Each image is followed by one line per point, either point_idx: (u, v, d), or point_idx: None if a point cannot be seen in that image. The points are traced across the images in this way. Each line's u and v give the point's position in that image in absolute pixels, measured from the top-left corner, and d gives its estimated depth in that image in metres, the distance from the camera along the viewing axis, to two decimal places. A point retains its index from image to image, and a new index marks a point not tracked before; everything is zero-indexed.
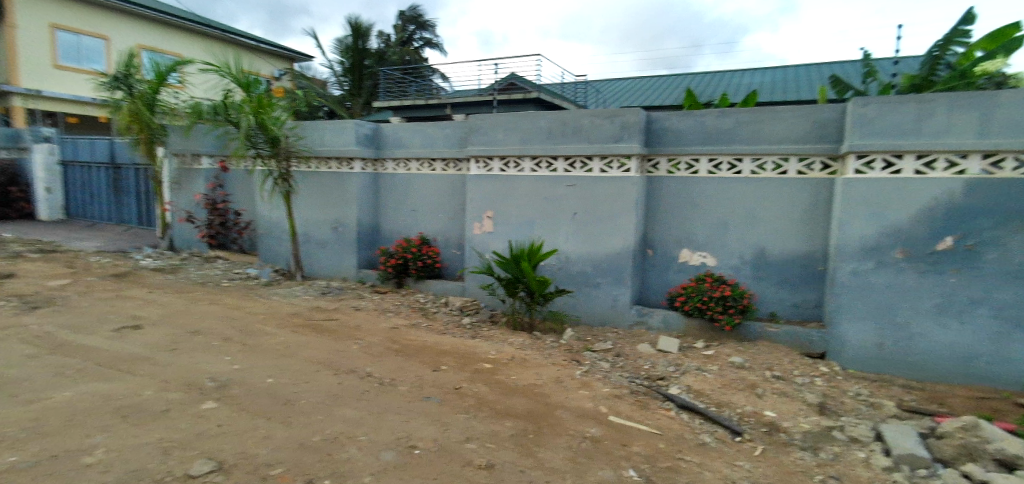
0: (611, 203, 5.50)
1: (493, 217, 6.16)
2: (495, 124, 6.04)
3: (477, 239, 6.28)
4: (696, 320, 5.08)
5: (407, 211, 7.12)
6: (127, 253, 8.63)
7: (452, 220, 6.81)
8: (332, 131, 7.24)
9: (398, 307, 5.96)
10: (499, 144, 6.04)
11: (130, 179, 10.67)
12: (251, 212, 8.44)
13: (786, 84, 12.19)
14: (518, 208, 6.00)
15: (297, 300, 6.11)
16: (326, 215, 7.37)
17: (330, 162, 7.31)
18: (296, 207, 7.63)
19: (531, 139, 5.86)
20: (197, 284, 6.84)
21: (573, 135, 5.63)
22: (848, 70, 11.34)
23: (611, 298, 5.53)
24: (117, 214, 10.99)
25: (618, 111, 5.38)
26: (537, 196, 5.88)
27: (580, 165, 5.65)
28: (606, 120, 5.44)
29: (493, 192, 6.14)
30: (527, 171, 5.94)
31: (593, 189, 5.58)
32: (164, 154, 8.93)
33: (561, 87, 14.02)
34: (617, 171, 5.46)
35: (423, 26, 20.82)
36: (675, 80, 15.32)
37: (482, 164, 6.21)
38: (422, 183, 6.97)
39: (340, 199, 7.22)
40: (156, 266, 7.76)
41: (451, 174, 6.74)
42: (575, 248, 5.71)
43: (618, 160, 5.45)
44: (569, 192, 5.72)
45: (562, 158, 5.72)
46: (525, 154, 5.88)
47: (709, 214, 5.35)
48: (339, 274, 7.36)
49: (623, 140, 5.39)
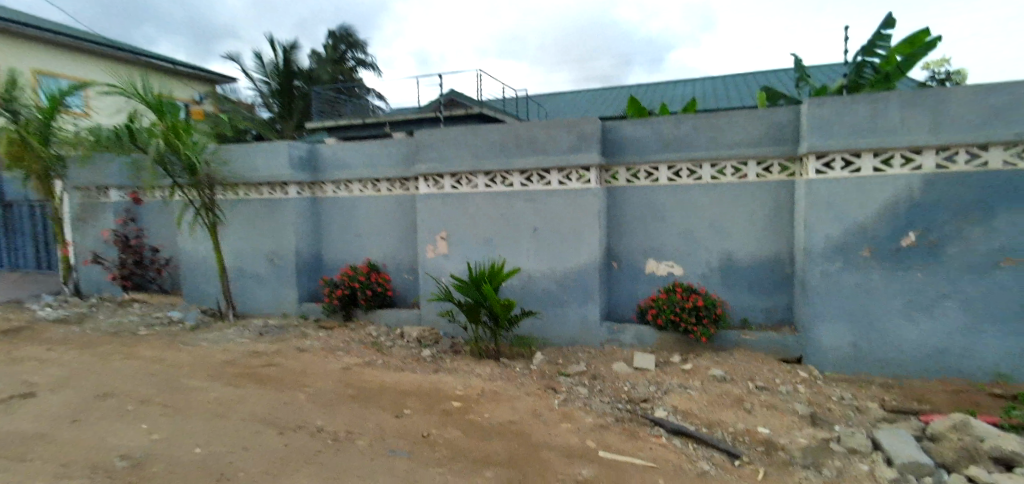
0: (572, 217, 5.23)
1: (447, 237, 5.75)
2: (443, 139, 5.67)
3: (432, 262, 5.84)
4: (670, 333, 4.85)
5: (351, 237, 6.58)
6: (22, 303, 7.52)
7: (401, 244, 6.34)
8: (262, 153, 6.61)
9: (349, 343, 5.40)
10: (449, 159, 5.67)
11: (23, 218, 9.44)
12: (172, 248, 7.63)
13: (725, 93, 12.51)
14: (474, 226, 5.63)
15: (231, 344, 5.43)
16: (259, 246, 6.70)
17: (262, 188, 6.66)
18: (225, 239, 6.90)
19: (482, 154, 5.52)
20: (110, 334, 5.98)
21: (527, 147, 5.34)
22: (781, 78, 11.78)
23: (579, 316, 5.24)
24: (8, 257, 9.71)
25: (573, 120, 5.16)
26: (493, 213, 5.54)
27: (537, 178, 5.36)
28: (561, 131, 5.20)
29: (446, 212, 5.74)
30: (480, 187, 5.59)
31: (552, 203, 5.31)
32: (64, 189, 7.97)
33: (502, 102, 13.85)
34: (576, 183, 5.22)
35: (355, 45, 20.17)
36: (614, 92, 15.51)
37: (433, 181, 5.80)
38: (366, 205, 6.46)
39: (275, 228, 6.58)
40: (59, 316, 6.76)
41: (398, 194, 6.30)
42: (537, 265, 5.40)
43: (577, 171, 5.21)
44: (527, 207, 5.41)
45: (517, 171, 5.41)
46: (478, 169, 5.53)
47: (672, 222, 5.19)
48: (278, 310, 6.68)
49: (580, 151, 5.16)
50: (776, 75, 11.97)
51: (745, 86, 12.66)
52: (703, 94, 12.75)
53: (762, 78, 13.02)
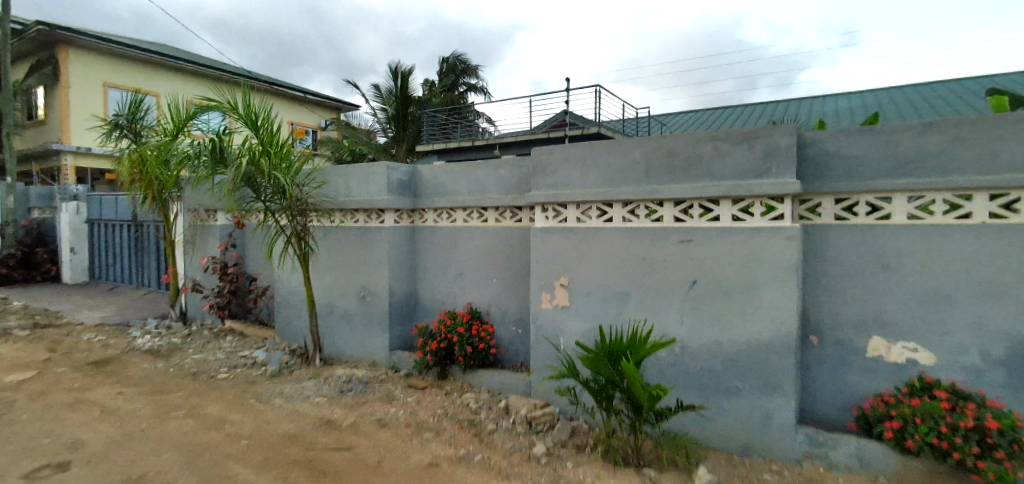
0: (751, 268, 3.67)
1: (568, 285, 4.41)
2: (568, 159, 4.40)
3: (547, 316, 4.52)
4: (924, 461, 3.12)
5: (451, 276, 5.48)
6: (128, 327, 7.31)
7: (510, 289, 5.11)
8: (359, 176, 5.80)
9: (440, 420, 4.21)
10: (575, 184, 4.36)
11: (150, 239, 9.62)
12: (268, 277, 7.06)
13: (921, 106, 9.97)
14: (605, 272, 4.24)
15: (306, 406, 4.49)
16: (351, 282, 5.84)
17: (357, 214, 5.83)
18: (315, 272, 6.15)
19: (621, 177, 4.15)
20: (188, 376, 5.35)
21: (685, 170, 3.88)
22: (1016, 82, 9.12)
23: (762, 411, 3.64)
24: (138, 276, 9.98)
25: (757, 132, 3.65)
26: (631, 255, 4.12)
27: (698, 211, 3.86)
28: (739, 146, 3.70)
29: (567, 252, 4.41)
30: (615, 221, 4.20)
31: (719, 247, 3.77)
32: (178, 210, 7.81)
33: (623, 124, 12.42)
34: (761, 220, 3.64)
35: (468, 70, 19.89)
36: (757, 109, 13.38)
37: (552, 212, 4.52)
38: (470, 239, 5.33)
39: (367, 261, 5.68)
40: (151, 347, 6.34)
41: (509, 226, 5.09)
42: (696, 333, 3.86)
43: (761, 203, 3.65)
44: (682, 250, 3.90)
45: (668, 200, 3.96)
46: (613, 198, 4.15)
47: (913, 283, 3.46)
48: (367, 358, 5.74)
49: (769, 175, 3.60)
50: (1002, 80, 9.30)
51: (946, 95, 10.05)
52: (885, 109, 10.32)
53: (967, 84, 10.32)
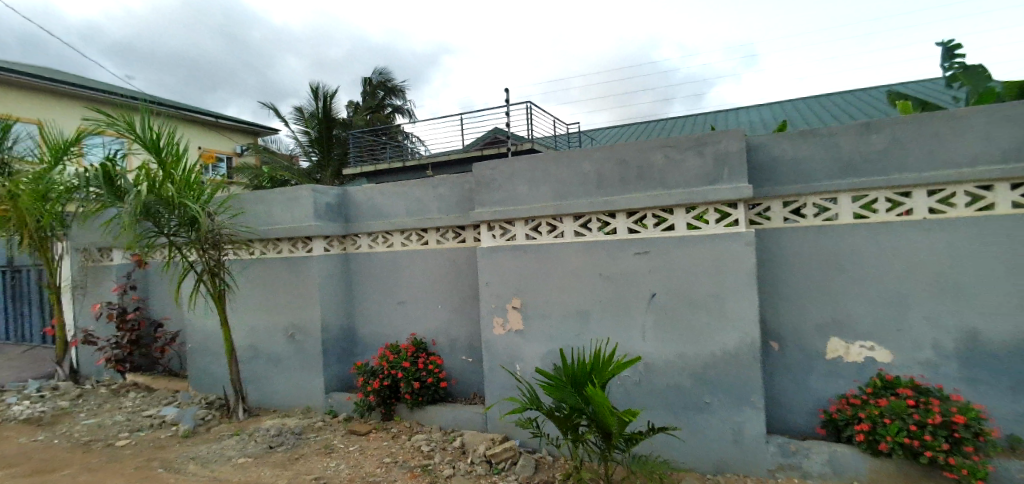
0: (710, 277, 3.56)
1: (521, 307, 4.14)
2: (513, 174, 4.16)
3: (500, 342, 4.22)
4: (895, 462, 3.07)
5: (390, 306, 5.05)
6: (2, 393, 6.20)
7: (457, 315, 4.75)
8: (281, 202, 5.25)
9: (389, 469, 3.77)
10: (522, 200, 4.13)
11: (30, 285, 8.34)
12: (178, 320, 6.25)
13: (828, 114, 10.62)
14: (559, 291, 4.01)
15: (229, 471, 3.88)
16: (277, 320, 5.24)
17: (281, 244, 5.27)
18: (235, 311, 5.50)
19: (570, 190, 3.97)
20: (80, 448, 4.53)
21: (637, 179, 3.76)
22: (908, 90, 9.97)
23: (732, 426, 3.52)
24: (16, 329, 8.61)
25: (706, 137, 3.59)
26: (586, 271, 3.91)
27: (652, 220, 3.74)
28: (690, 153, 3.62)
29: (518, 272, 4.15)
30: (567, 236, 4.00)
31: (676, 258, 3.64)
32: (64, 250, 6.79)
33: (555, 140, 12.44)
34: (716, 227, 3.57)
35: (392, 91, 19.42)
36: (680, 122, 13.88)
37: (499, 230, 4.25)
38: (409, 264, 4.94)
39: (295, 296, 5.13)
40: (32, 414, 5.37)
41: (451, 247, 4.76)
42: (659, 349, 3.71)
43: (715, 209, 3.58)
44: (638, 262, 3.75)
45: (621, 212, 3.81)
46: (564, 212, 3.95)
47: (865, 282, 3.47)
48: (300, 404, 5.15)
49: (722, 181, 3.53)
50: (896, 88, 10.08)
51: (847, 104, 10.78)
52: (796, 118, 10.92)
53: (865, 94, 11.14)
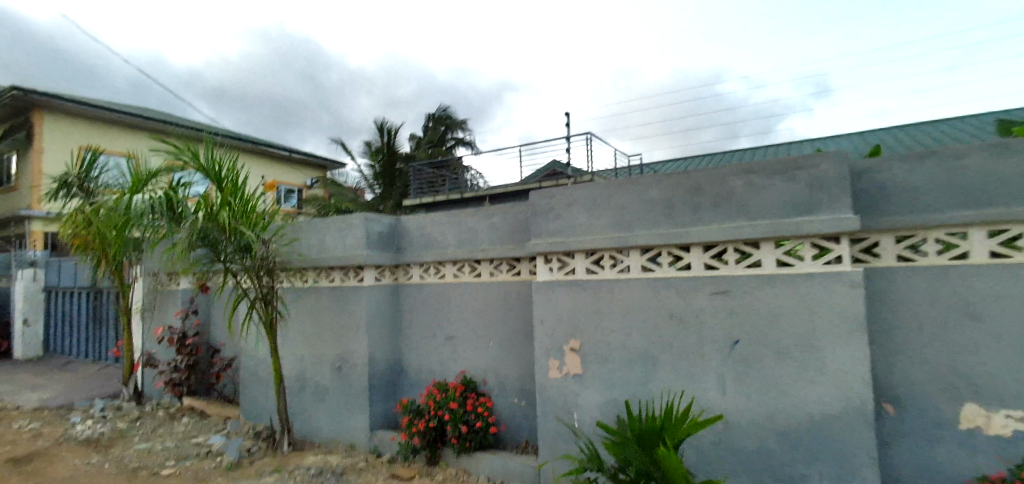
0: (807, 323, 3.02)
1: (580, 349, 3.72)
2: (573, 202, 3.81)
3: (556, 388, 3.80)
4: None
5: (440, 341, 4.75)
6: (70, 411, 6.37)
7: (510, 354, 4.38)
8: (335, 230, 5.14)
9: None
10: (582, 230, 3.76)
11: (109, 307, 8.76)
12: (233, 346, 6.24)
13: (922, 140, 9.61)
14: (623, 333, 3.56)
15: None
16: (325, 351, 5.08)
17: (332, 273, 5.15)
18: (285, 340, 5.40)
19: (637, 220, 3.56)
20: (125, 474, 4.45)
21: (715, 208, 3.30)
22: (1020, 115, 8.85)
23: None
24: (95, 349, 9.04)
25: (798, 160, 3.10)
26: (655, 312, 3.46)
27: (734, 255, 3.25)
28: (779, 178, 3.14)
29: (577, 309, 3.75)
30: (633, 271, 3.57)
31: (763, 299, 3.13)
32: (138, 274, 7.03)
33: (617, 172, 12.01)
34: (812, 264, 3.05)
35: (454, 125, 19.72)
36: (752, 153, 13.09)
37: (557, 262, 3.89)
38: (460, 297, 4.65)
39: (343, 326, 4.96)
40: (91, 435, 5.43)
41: (505, 280, 4.43)
42: (743, 406, 3.17)
43: (810, 243, 3.06)
44: (717, 303, 3.26)
45: (696, 245, 3.35)
46: (630, 244, 3.54)
47: (1008, 336, 2.81)
48: (344, 441, 4.90)
49: (819, 210, 3.02)
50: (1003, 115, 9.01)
51: (945, 128, 9.74)
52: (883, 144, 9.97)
53: (965, 121, 10.05)
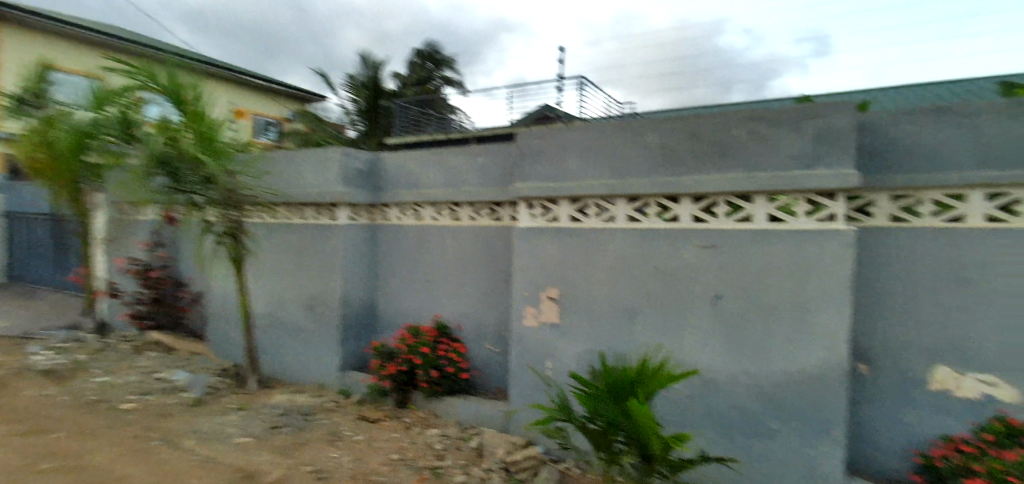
0: (794, 281, 2.92)
1: (559, 298, 3.60)
2: (561, 146, 3.60)
3: (531, 336, 3.71)
4: None
5: (416, 284, 4.61)
6: (31, 340, 6.17)
7: (487, 300, 4.26)
8: (309, 164, 4.87)
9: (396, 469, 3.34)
10: (569, 176, 3.57)
11: (70, 235, 8.37)
12: (201, 282, 6.03)
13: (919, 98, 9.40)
14: (605, 284, 3.45)
15: (225, 451, 3.55)
16: (297, 290, 4.91)
17: (306, 209, 4.91)
18: (256, 277, 5.21)
19: (627, 167, 3.38)
20: (85, 406, 4.32)
21: (710, 157, 3.12)
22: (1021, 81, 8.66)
23: (804, 461, 2.90)
24: (59, 278, 8.74)
25: (803, 109, 2.91)
26: (637, 264, 3.34)
27: (725, 208, 3.10)
28: (781, 128, 2.96)
29: (558, 258, 3.61)
30: (619, 220, 3.42)
31: (750, 255, 3.02)
32: (102, 203, 6.67)
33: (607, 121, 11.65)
34: (805, 221, 2.92)
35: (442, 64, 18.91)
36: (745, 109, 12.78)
37: (541, 208, 3.71)
38: (438, 241, 4.48)
39: (316, 265, 4.77)
40: (51, 365, 5.26)
41: (486, 225, 4.26)
42: (721, 362, 3.11)
43: (805, 199, 2.92)
44: (703, 257, 3.14)
45: (686, 196, 3.20)
46: (617, 192, 3.37)
47: (993, 302, 2.75)
48: (315, 380, 4.81)
49: (819, 164, 2.86)
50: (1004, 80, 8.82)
51: None
52: None
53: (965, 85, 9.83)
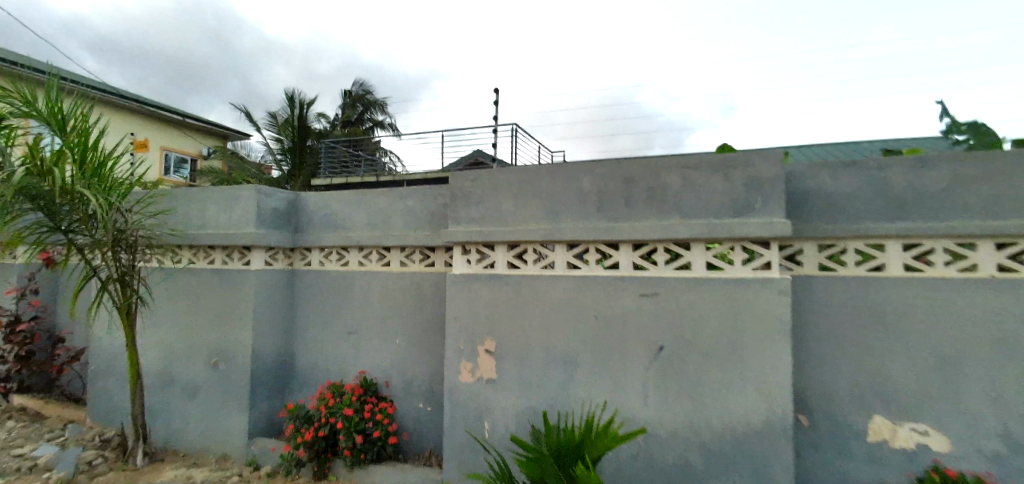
0: (733, 330, 2.88)
1: (495, 351, 3.38)
2: (497, 188, 3.46)
3: (465, 392, 3.44)
4: None
5: (338, 335, 4.22)
6: None
7: (416, 352, 3.96)
8: (218, 202, 4.42)
9: None
10: (505, 220, 3.42)
11: None
12: (85, 336, 5.32)
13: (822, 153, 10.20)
14: (544, 334, 3.27)
15: None
16: (199, 343, 4.36)
17: (214, 253, 4.44)
18: (152, 329, 4.61)
19: (565, 212, 3.28)
20: None
21: (648, 203, 3.08)
22: None
23: None
24: None
25: (736, 157, 2.94)
26: (576, 313, 3.19)
27: (664, 256, 3.06)
28: (715, 175, 2.97)
29: (494, 307, 3.40)
30: (558, 267, 3.29)
31: (690, 303, 2.96)
32: None
33: None
34: (742, 269, 2.91)
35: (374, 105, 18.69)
36: None
37: (476, 254, 3.52)
38: (364, 288, 4.15)
39: (223, 315, 4.27)
40: None
41: (416, 271, 4.00)
42: (664, 416, 2.98)
43: (741, 247, 2.92)
44: (643, 306, 3.05)
45: (625, 243, 3.13)
46: (555, 238, 3.25)
47: (918, 349, 2.81)
48: (217, 448, 4.23)
49: (753, 213, 2.89)
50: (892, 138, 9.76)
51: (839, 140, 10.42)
52: None
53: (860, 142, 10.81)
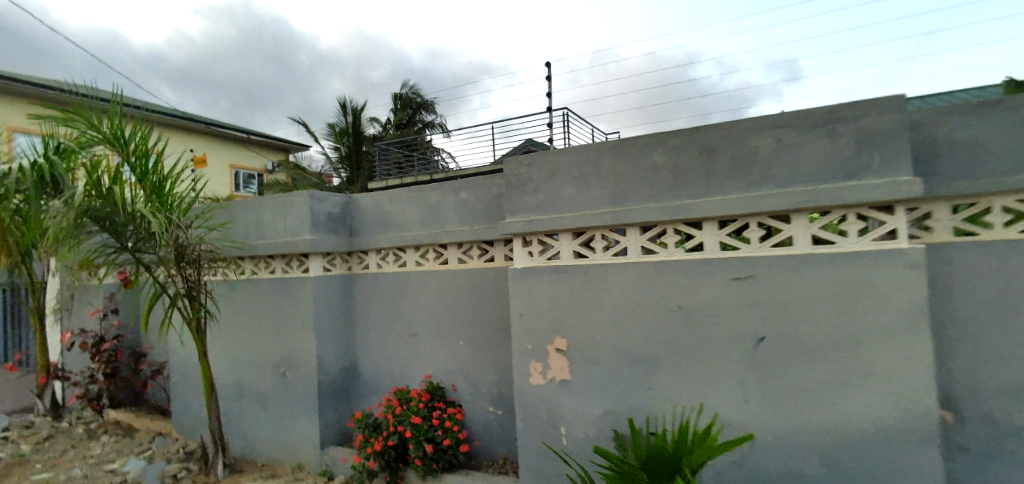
0: (851, 315, 2.43)
1: (567, 350, 3.06)
2: (555, 172, 3.12)
3: (538, 396, 3.15)
4: None
5: (400, 339, 4.04)
6: None
7: (482, 354, 3.71)
8: (273, 210, 4.35)
9: None
10: (568, 205, 3.08)
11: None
12: (163, 350, 5.45)
13: None
14: (621, 329, 2.91)
15: None
16: (266, 354, 4.31)
17: (273, 262, 4.37)
18: (221, 341, 4.62)
19: (635, 191, 2.90)
20: None
21: (734, 173, 2.66)
22: None
23: None
24: None
25: (840, 110, 2.46)
26: (657, 304, 2.82)
27: (758, 232, 2.62)
28: (816, 133, 2.50)
29: (562, 302, 3.08)
30: (631, 253, 2.92)
31: (794, 286, 2.52)
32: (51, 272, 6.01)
33: None
34: (857, 241, 2.44)
35: (423, 105, 18.73)
36: None
37: (538, 245, 3.21)
38: (423, 288, 3.95)
39: (286, 324, 4.20)
40: None
41: (475, 267, 3.74)
42: (772, 418, 2.57)
43: (854, 215, 2.44)
44: (736, 292, 2.63)
45: (710, 220, 2.71)
46: (627, 220, 2.88)
47: None
48: (291, 458, 4.18)
49: (867, 173, 2.41)
50: None
51: None
52: None
53: None
